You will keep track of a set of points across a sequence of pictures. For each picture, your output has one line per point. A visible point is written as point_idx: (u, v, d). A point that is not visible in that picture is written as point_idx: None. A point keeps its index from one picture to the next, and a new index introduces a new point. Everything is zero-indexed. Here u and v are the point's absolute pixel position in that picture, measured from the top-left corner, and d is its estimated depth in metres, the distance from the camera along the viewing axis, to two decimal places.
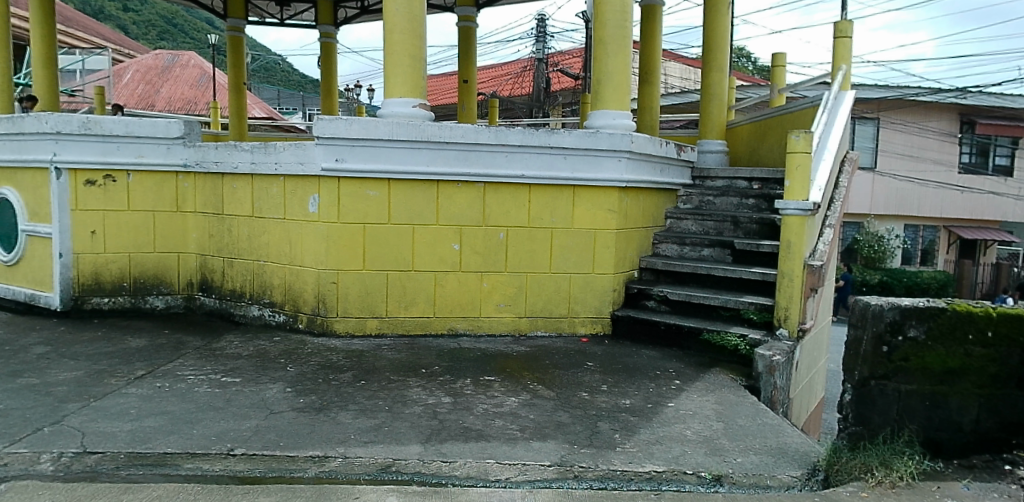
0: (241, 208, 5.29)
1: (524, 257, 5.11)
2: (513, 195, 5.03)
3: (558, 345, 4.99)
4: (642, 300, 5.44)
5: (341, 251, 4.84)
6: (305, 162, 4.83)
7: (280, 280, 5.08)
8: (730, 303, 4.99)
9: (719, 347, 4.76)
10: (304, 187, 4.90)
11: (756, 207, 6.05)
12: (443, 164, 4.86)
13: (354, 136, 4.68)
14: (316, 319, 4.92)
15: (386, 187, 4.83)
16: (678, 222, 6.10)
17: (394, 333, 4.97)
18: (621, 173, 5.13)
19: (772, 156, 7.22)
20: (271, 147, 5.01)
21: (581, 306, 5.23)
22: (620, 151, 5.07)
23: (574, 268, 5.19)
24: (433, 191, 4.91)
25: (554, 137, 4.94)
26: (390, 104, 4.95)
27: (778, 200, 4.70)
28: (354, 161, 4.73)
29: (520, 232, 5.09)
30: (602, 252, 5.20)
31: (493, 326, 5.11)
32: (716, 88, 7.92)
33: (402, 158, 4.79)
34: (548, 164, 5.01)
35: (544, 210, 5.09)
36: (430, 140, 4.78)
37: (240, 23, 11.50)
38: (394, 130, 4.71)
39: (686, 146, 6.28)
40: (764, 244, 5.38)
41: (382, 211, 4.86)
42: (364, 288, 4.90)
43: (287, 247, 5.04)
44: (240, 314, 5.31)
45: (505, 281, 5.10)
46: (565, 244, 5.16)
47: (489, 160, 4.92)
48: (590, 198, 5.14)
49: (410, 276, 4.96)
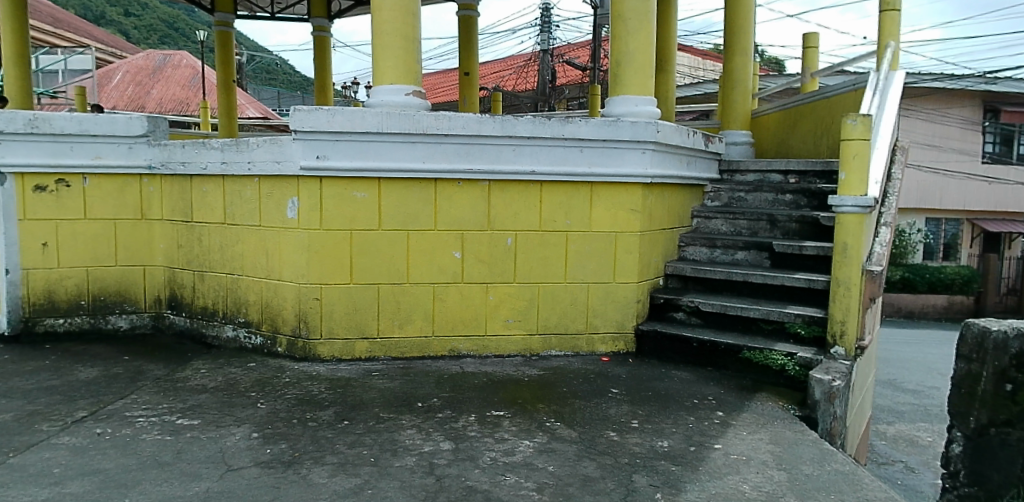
0: (211, 214, 4.61)
1: (535, 266, 4.46)
2: (523, 195, 4.38)
3: (576, 366, 4.34)
4: (669, 312, 4.79)
5: (325, 263, 4.19)
6: (281, 160, 4.17)
7: (256, 297, 4.43)
8: (772, 317, 4.38)
9: (763, 367, 4.15)
10: (280, 189, 4.24)
11: (794, 203, 5.39)
12: (441, 160, 4.22)
13: (337, 129, 4.04)
14: (296, 342, 4.27)
15: (376, 188, 4.19)
16: (707, 221, 5.43)
17: (387, 357, 4.33)
18: (646, 168, 4.47)
19: (806, 146, 6.49)
20: (243, 143, 4.33)
21: (600, 320, 4.58)
22: (645, 142, 4.41)
23: (593, 277, 4.54)
24: (430, 192, 4.26)
25: (568, 127, 4.29)
26: (379, 92, 4.30)
27: (831, 197, 4.03)
28: (339, 158, 4.09)
29: (530, 237, 4.43)
30: (624, 258, 4.54)
31: (500, 345, 4.47)
32: (739, 74, 7.23)
33: (393, 153, 4.15)
34: (561, 157, 4.36)
35: (557, 211, 4.44)
36: (425, 132, 4.14)
37: (230, 18, 10.72)
38: (385, 122, 4.08)
39: (714, 136, 5.58)
40: (808, 245, 4.72)
41: (371, 216, 4.21)
42: (352, 305, 4.26)
43: (262, 260, 4.38)
44: (212, 336, 4.66)
45: (514, 293, 4.45)
46: (582, 251, 4.50)
47: (493, 154, 4.27)
48: (610, 196, 4.48)
49: (404, 291, 4.32)
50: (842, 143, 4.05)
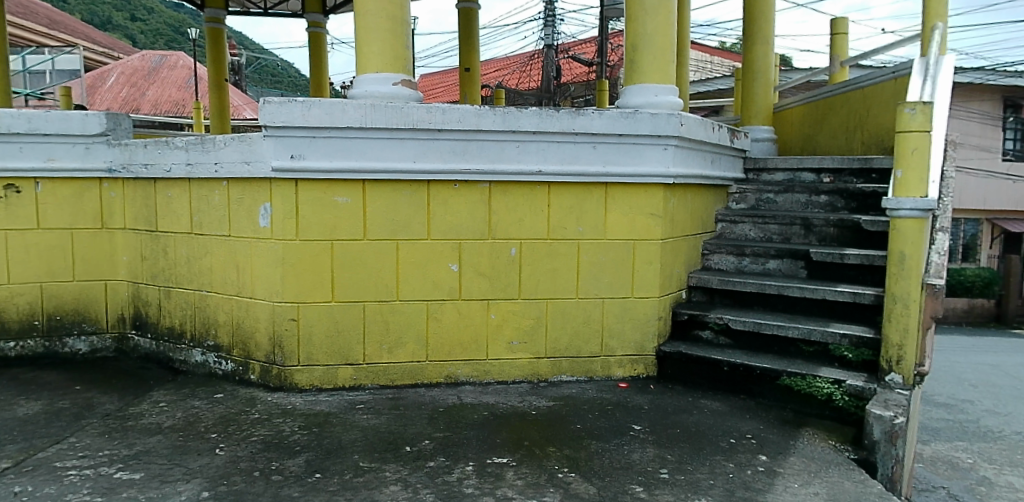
0: (177, 223, 4.07)
1: (543, 279, 3.91)
2: (529, 198, 3.83)
3: (591, 395, 3.79)
4: (694, 330, 4.25)
5: (302, 280, 3.65)
6: (250, 160, 3.63)
7: (226, 317, 3.89)
8: (813, 337, 3.86)
9: (806, 396, 3.65)
10: (250, 194, 3.70)
11: (830, 205, 4.81)
12: (434, 159, 3.68)
13: (313, 124, 3.50)
14: (270, 369, 3.73)
15: (360, 192, 3.65)
16: (732, 226, 4.87)
17: (374, 385, 3.79)
18: (668, 166, 3.92)
19: (837, 141, 5.89)
20: (209, 141, 3.79)
21: (617, 341, 4.03)
22: (667, 137, 3.86)
23: (608, 291, 3.99)
24: (423, 196, 3.72)
25: (579, 119, 3.75)
26: (362, 81, 3.76)
27: (885, 198, 3.49)
28: (316, 157, 3.55)
29: (537, 247, 3.88)
30: (644, 270, 4.00)
31: (504, 370, 3.92)
32: (761, 64, 6.66)
33: (379, 152, 3.62)
34: (573, 155, 3.81)
35: (567, 216, 3.89)
36: (416, 127, 3.60)
37: (220, 12, 10.20)
38: (369, 115, 3.55)
39: (740, 131, 5.02)
40: (850, 253, 4.17)
41: (355, 225, 3.67)
42: (333, 327, 3.71)
43: (232, 275, 3.84)
44: (180, 360, 4.14)
45: (518, 311, 3.91)
46: (596, 262, 3.96)
47: (494, 152, 3.73)
48: (627, 199, 3.93)
49: (394, 310, 3.77)
50: (897, 136, 3.51)
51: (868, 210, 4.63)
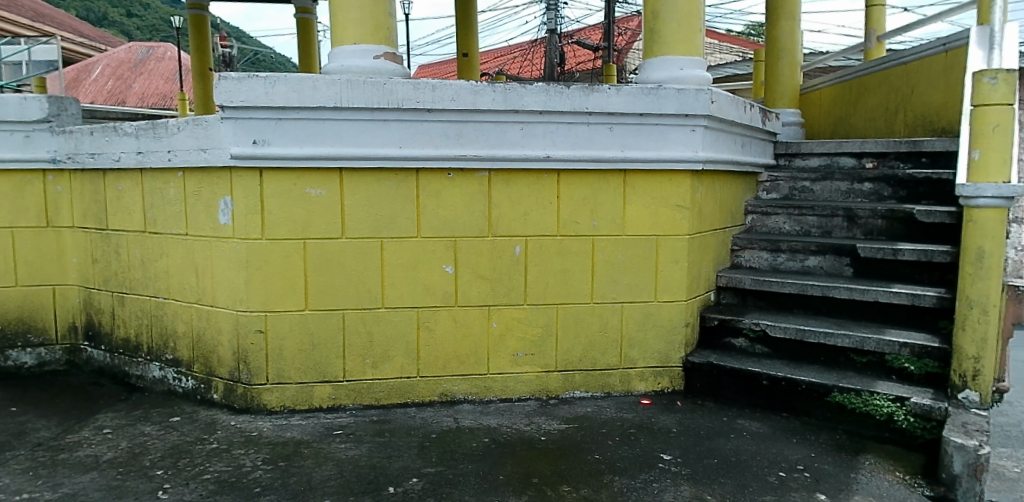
0: (131, 220, 3.56)
1: (552, 283, 3.38)
2: (535, 188, 3.29)
3: (609, 415, 3.26)
4: (725, 337, 3.73)
5: (270, 285, 3.13)
6: (209, 147, 3.12)
7: (186, 328, 3.37)
8: (866, 347, 3.34)
9: (862, 416, 3.13)
10: (211, 186, 3.19)
11: (875, 194, 4.27)
12: (424, 143, 3.15)
13: (279, 104, 2.99)
14: (236, 388, 3.22)
15: (338, 182, 3.13)
16: (764, 218, 4.35)
17: (357, 406, 3.26)
18: (697, 150, 3.37)
19: (876, 123, 5.32)
20: (161, 125, 3.28)
21: (639, 352, 3.51)
22: (695, 116, 3.31)
23: (627, 294, 3.46)
24: (412, 188, 3.19)
25: (593, 96, 3.21)
26: (339, 54, 3.23)
27: (959, 186, 2.95)
28: (285, 143, 3.05)
29: (546, 246, 3.35)
30: (668, 271, 3.47)
31: (507, 386, 3.40)
32: (787, 41, 6.05)
33: (360, 136, 3.10)
34: (586, 138, 3.28)
35: (579, 209, 3.35)
36: (402, 107, 3.07)
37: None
38: (345, 93, 3.02)
39: (771, 112, 4.46)
40: (904, 249, 3.64)
41: (332, 221, 3.15)
42: (309, 340, 3.19)
43: (192, 280, 3.33)
44: (136, 376, 3.62)
45: (524, 319, 3.38)
46: (613, 262, 3.42)
47: (494, 136, 3.19)
48: (649, 190, 3.40)
49: (379, 319, 3.24)
50: (974, 111, 2.95)
51: (920, 199, 4.08)
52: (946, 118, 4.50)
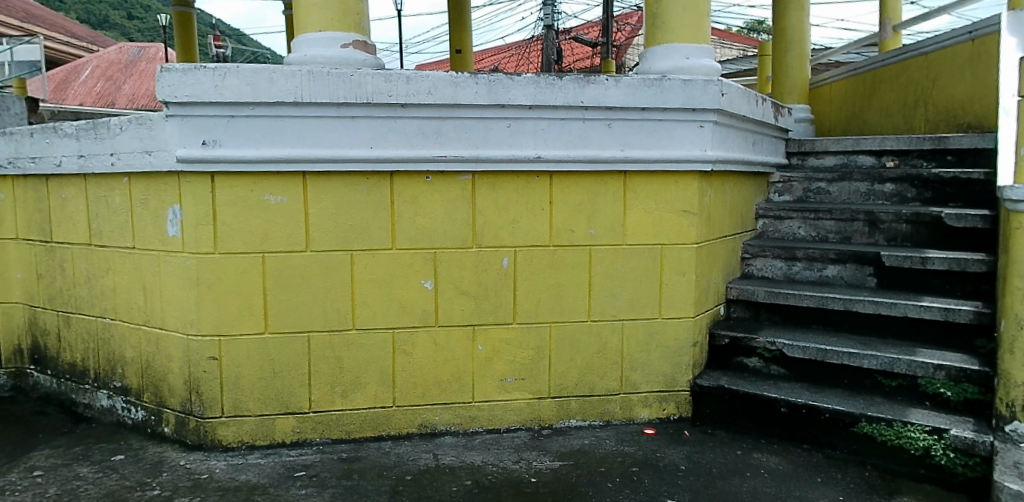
0: (75, 231, 3.18)
1: (544, 299, 3.01)
2: (524, 193, 2.92)
3: (609, 448, 2.89)
4: (737, 356, 3.37)
5: (225, 306, 2.76)
6: (152, 149, 2.74)
7: (134, 353, 3.00)
8: (896, 369, 2.98)
9: (894, 450, 2.78)
10: (157, 193, 2.82)
11: (897, 196, 3.90)
12: (397, 143, 2.78)
13: (231, 99, 2.62)
14: (189, 422, 2.85)
15: (299, 189, 2.76)
16: (777, 223, 3.99)
17: (325, 439, 2.89)
18: (705, 148, 3.00)
19: (891, 119, 4.93)
20: (102, 125, 2.91)
21: (641, 375, 3.14)
22: (703, 110, 2.94)
23: (629, 311, 3.09)
24: (386, 193, 2.82)
25: (588, 89, 2.85)
26: (302, 43, 2.85)
27: (1005, 188, 2.58)
28: (238, 144, 2.67)
29: (538, 257, 2.97)
30: (674, 285, 3.10)
31: (495, 415, 3.03)
32: (796, 33, 5.63)
33: (324, 136, 2.73)
34: (581, 136, 2.91)
35: (574, 215, 2.98)
36: (372, 101, 2.70)
37: None
38: (306, 86, 2.66)
39: (784, 106, 4.09)
40: (934, 257, 3.29)
41: (295, 232, 2.78)
42: (269, 367, 2.82)
43: (139, 298, 2.95)
44: (83, 404, 3.25)
45: (513, 339, 3.00)
46: (613, 275, 3.05)
47: (478, 134, 2.82)
48: (653, 194, 3.03)
49: (349, 343, 2.87)
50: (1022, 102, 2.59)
51: (947, 201, 3.72)
52: (975, 112, 4.12)
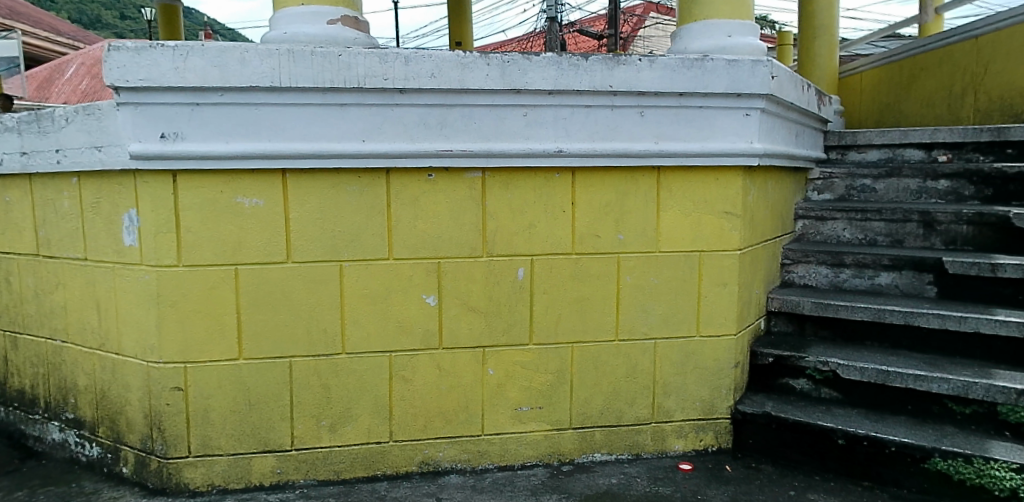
0: (22, 239, 2.76)
1: (564, 316, 2.59)
2: (541, 192, 2.51)
3: (640, 489, 2.48)
4: (782, 377, 2.97)
5: (192, 328, 2.35)
6: (103, 144, 2.34)
7: (88, 381, 2.60)
8: (971, 395, 2.57)
9: (975, 491, 2.37)
10: (111, 196, 2.41)
11: (953, 194, 3.45)
12: (394, 135, 2.36)
13: (195, 84, 2.20)
14: (149, 462, 2.44)
15: (278, 189, 2.34)
16: (819, 224, 3.58)
17: (310, 481, 2.48)
18: (751, 140, 2.59)
19: (932, 110, 4.50)
20: (47, 117, 2.52)
21: (675, 401, 2.73)
22: (749, 95, 2.53)
23: (661, 328, 2.68)
24: (380, 194, 2.40)
25: (618, 71, 2.43)
26: (281, 19, 2.42)
27: None
28: (204, 137, 2.25)
29: (557, 268, 2.56)
30: (713, 298, 2.69)
31: (507, 450, 2.62)
32: (824, 18, 5.18)
33: (307, 128, 2.30)
34: (609, 126, 2.49)
35: (598, 218, 2.56)
36: (363, 86, 2.28)
37: None
38: (284, 67, 2.23)
39: (826, 95, 3.66)
40: (1006, 264, 2.87)
41: (273, 240, 2.36)
42: (244, 398, 2.41)
43: (93, 318, 2.54)
44: (34, 438, 2.83)
45: (529, 363, 2.59)
46: (643, 287, 2.64)
47: (488, 124, 2.40)
48: (690, 194, 2.62)
49: (338, 369, 2.45)
50: None
51: (1011, 199, 3.29)
52: None
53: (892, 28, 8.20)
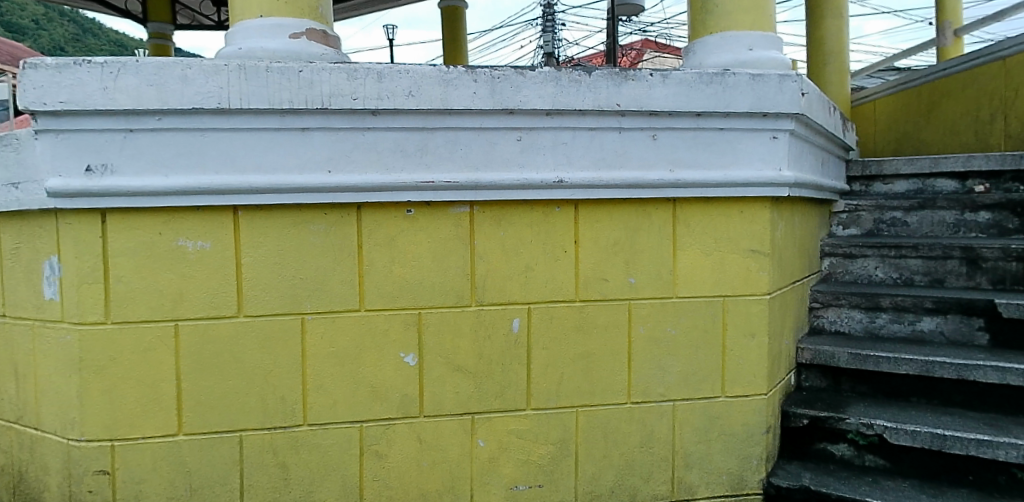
0: None
1: (568, 375, 2.20)
2: (538, 229, 2.14)
3: None
4: (819, 441, 2.56)
5: (122, 397, 1.95)
6: (21, 180, 1.97)
7: (5, 459, 2.18)
8: None
9: None
10: (32, 239, 2.02)
11: (996, 227, 3.10)
12: (365, 165, 2.00)
13: (127, 106, 1.85)
14: None
15: (226, 229, 1.96)
16: (847, 262, 3.20)
17: None
18: (780, 167, 2.24)
19: (956, 136, 4.23)
20: None
21: (699, 473, 2.33)
22: (776, 115, 2.20)
23: (681, 388, 2.29)
24: (348, 234, 2.03)
25: (626, 87, 2.09)
26: (237, 33, 2.08)
27: None
28: (138, 169, 1.89)
29: (558, 318, 2.18)
30: (741, 352, 2.31)
31: None
32: (834, 43, 4.92)
33: (261, 156, 1.94)
34: (616, 152, 2.15)
35: (605, 260, 2.20)
36: (328, 107, 1.94)
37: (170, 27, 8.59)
38: (234, 85, 1.88)
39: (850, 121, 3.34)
40: None
41: (220, 291, 1.97)
42: (184, 483, 2.00)
43: (10, 385, 2.14)
44: None
45: (527, 432, 2.19)
46: (659, 340, 2.25)
47: (477, 150, 2.06)
48: (711, 230, 2.26)
49: (298, 444, 2.05)
50: None
51: None
52: None
53: (890, 61, 8.02)
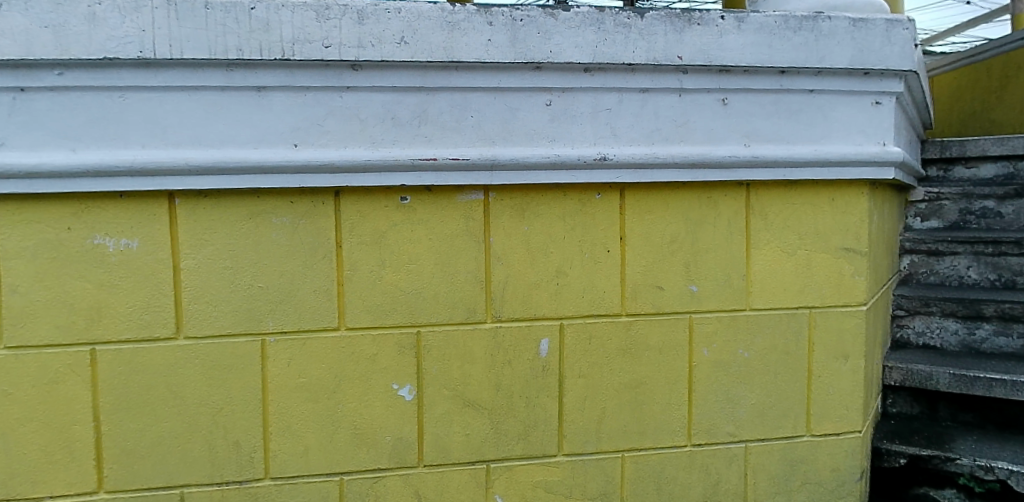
0: None
1: (611, 409, 1.71)
2: (573, 221, 1.64)
3: None
4: (918, 484, 2.06)
5: (22, 446, 1.47)
6: None
7: None
8: None
9: None
10: None
11: None
12: (345, 137, 1.50)
13: (13, 54, 1.36)
14: None
15: (158, 222, 1.47)
16: (933, 262, 2.46)
17: None
18: (885, 140, 1.72)
19: None
20: None
21: None
22: (880, 71, 1.68)
23: (754, 425, 1.78)
24: (322, 229, 1.53)
25: (689, 34, 1.60)
26: None
27: None
28: (35, 142, 1.40)
29: (598, 337, 1.68)
30: (830, 378, 1.80)
31: None
32: None
33: (202, 125, 1.45)
34: (672, 121, 1.63)
35: (658, 261, 1.69)
36: (293, 58, 1.44)
37: None
38: (163, 28, 1.40)
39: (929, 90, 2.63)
40: None
41: (152, 306, 1.49)
42: None
43: None
44: None
45: (559, 484, 1.69)
46: (726, 364, 1.75)
47: (492, 118, 1.56)
48: (794, 222, 1.74)
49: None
50: None
51: None
52: None
53: (932, 42, 7.46)
